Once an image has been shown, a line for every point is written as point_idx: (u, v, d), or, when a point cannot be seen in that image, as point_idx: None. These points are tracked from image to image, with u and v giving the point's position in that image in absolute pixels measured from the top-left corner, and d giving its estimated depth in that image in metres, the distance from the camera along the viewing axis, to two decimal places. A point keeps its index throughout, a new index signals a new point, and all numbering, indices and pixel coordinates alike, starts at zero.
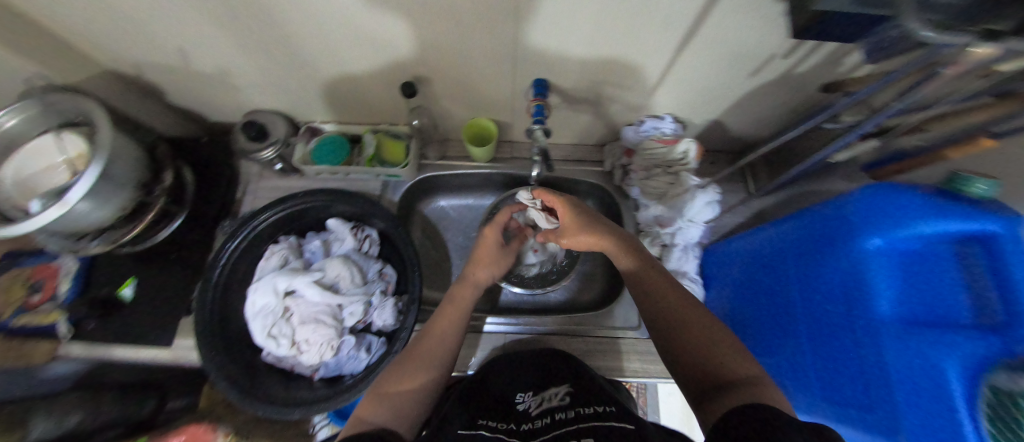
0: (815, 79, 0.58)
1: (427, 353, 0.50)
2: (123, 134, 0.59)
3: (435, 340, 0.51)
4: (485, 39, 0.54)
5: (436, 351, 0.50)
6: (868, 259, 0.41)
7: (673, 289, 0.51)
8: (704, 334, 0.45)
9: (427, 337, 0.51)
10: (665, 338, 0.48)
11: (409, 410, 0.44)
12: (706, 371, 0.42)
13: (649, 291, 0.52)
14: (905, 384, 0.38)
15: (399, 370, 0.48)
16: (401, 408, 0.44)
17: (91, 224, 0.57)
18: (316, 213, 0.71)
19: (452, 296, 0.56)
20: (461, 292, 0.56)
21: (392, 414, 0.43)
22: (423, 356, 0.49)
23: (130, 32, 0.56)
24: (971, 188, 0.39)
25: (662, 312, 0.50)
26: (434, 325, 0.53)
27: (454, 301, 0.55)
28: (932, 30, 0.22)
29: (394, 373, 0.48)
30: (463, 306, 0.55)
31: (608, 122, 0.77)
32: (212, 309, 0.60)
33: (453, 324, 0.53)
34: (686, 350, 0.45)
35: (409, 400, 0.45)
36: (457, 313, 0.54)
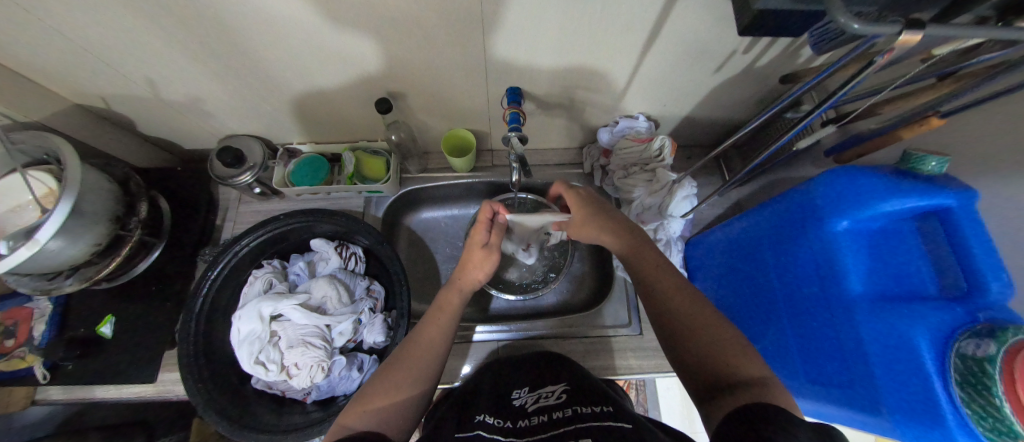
0: (774, 71, 0.60)
1: (412, 358, 0.49)
2: (93, 169, 0.58)
3: (419, 351, 0.50)
4: (455, 52, 0.55)
5: (423, 357, 0.50)
6: (838, 240, 0.43)
7: (674, 285, 0.49)
8: (713, 332, 0.43)
9: (412, 346, 0.51)
10: (670, 337, 0.46)
11: (396, 419, 0.44)
12: (715, 371, 0.40)
13: (656, 292, 0.50)
14: (881, 358, 0.39)
15: (387, 378, 0.47)
16: (388, 417, 0.43)
17: (63, 261, 0.56)
18: (299, 234, 0.71)
19: (439, 303, 0.56)
20: (448, 298, 0.56)
21: (379, 421, 0.42)
22: (407, 362, 0.49)
23: (95, 65, 0.55)
24: (926, 166, 0.39)
25: (668, 312, 0.48)
26: (421, 334, 0.52)
27: (441, 306, 0.55)
28: (858, 22, 0.23)
29: (379, 384, 0.46)
30: (451, 314, 0.55)
31: (584, 124, 0.78)
32: (196, 340, 0.59)
33: (442, 332, 0.53)
34: (691, 349, 0.43)
35: (393, 409, 0.44)
36: (446, 319, 0.54)
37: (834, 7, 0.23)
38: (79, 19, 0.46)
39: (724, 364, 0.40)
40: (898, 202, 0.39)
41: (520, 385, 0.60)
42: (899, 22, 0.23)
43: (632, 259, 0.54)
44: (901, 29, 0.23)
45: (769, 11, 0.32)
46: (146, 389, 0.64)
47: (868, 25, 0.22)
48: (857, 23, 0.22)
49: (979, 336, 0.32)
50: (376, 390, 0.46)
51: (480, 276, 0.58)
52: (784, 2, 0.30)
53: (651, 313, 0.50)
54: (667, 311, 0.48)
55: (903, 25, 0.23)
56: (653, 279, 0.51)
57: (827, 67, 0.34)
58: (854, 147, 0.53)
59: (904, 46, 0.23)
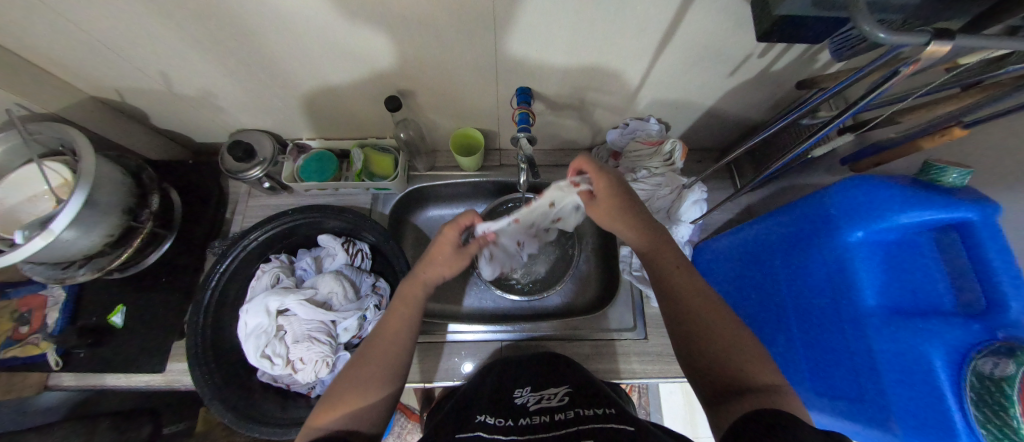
0: (790, 76, 0.59)
1: (377, 352, 0.49)
2: (106, 161, 0.59)
3: (384, 345, 0.50)
4: (465, 51, 0.55)
5: (388, 351, 0.49)
6: (852, 251, 0.42)
7: (695, 288, 0.48)
8: (727, 334, 0.43)
9: (377, 341, 0.50)
10: (682, 336, 0.46)
11: (369, 413, 0.45)
12: (727, 372, 0.40)
13: (677, 289, 0.49)
14: (894, 373, 0.38)
15: (354, 373, 0.47)
16: (361, 412, 0.44)
17: (77, 250, 0.57)
18: (307, 230, 0.71)
19: (402, 294, 0.55)
20: (411, 291, 0.55)
21: (349, 418, 0.43)
22: (373, 357, 0.49)
23: (111, 58, 0.56)
24: (946, 177, 0.38)
25: (685, 312, 0.47)
26: (384, 327, 0.52)
27: (404, 299, 0.54)
28: (885, 31, 0.22)
29: (349, 379, 0.46)
30: (413, 306, 0.54)
31: (593, 126, 0.78)
32: (204, 332, 0.60)
33: (405, 325, 0.52)
34: (704, 349, 0.43)
35: (363, 406, 0.45)
36: (409, 311, 0.53)
37: (858, 16, 0.22)
38: (96, 12, 0.47)
39: (739, 368, 0.40)
40: (915, 214, 0.39)
41: (521, 385, 0.60)
42: (927, 32, 0.22)
43: (653, 257, 0.52)
44: (929, 39, 0.22)
45: (789, 17, 0.32)
46: (155, 378, 0.65)
47: (893, 36, 0.22)
48: (883, 33, 0.22)
49: (996, 354, 0.31)
50: (346, 387, 0.45)
51: (448, 272, 0.57)
52: (806, 8, 0.30)
53: (668, 310, 0.49)
54: (684, 312, 0.47)
55: (931, 35, 0.22)
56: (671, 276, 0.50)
57: (848, 76, 0.33)
58: (873, 155, 0.51)
59: (931, 57, 0.23)
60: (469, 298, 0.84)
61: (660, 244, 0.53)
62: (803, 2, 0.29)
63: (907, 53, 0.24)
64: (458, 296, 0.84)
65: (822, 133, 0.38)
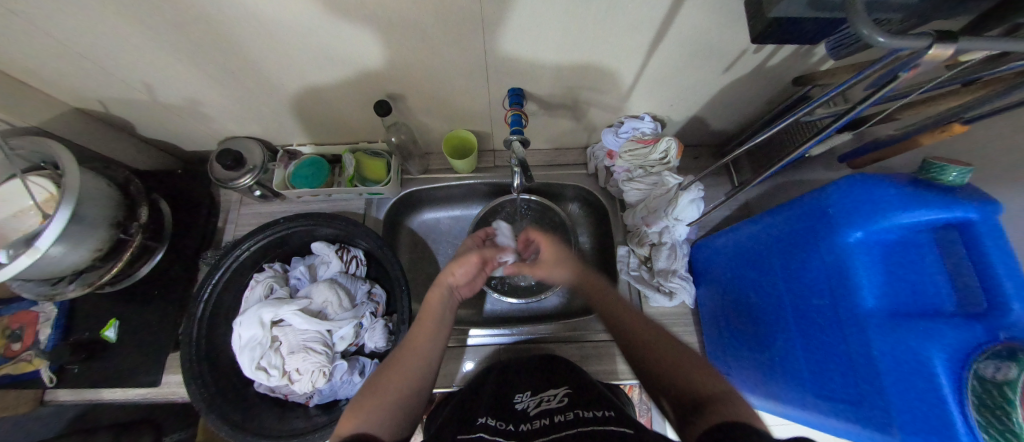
0: (786, 70, 0.57)
1: (405, 363, 0.49)
2: (93, 174, 0.58)
3: (409, 355, 0.50)
4: (455, 52, 0.54)
5: (415, 366, 0.49)
6: (851, 252, 0.41)
7: (638, 318, 0.52)
8: (678, 357, 0.45)
9: (404, 351, 0.50)
10: (638, 361, 0.47)
11: (391, 423, 0.43)
12: (682, 389, 0.41)
13: (621, 320, 0.53)
14: (893, 376, 0.37)
15: (379, 383, 0.47)
16: (383, 422, 0.43)
17: (65, 266, 0.56)
18: (300, 238, 0.70)
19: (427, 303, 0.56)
20: (435, 296, 0.57)
21: (371, 425, 0.42)
22: (399, 367, 0.49)
23: (91, 68, 0.54)
24: (946, 176, 0.38)
25: (636, 340, 0.49)
26: (415, 338, 0.52)
27: (432, 310, 0.55)
28: (884, 34, 0.21)
29: (371, 387, 0.46)
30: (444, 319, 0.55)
31: (588, 125, 0.76)
32: (199, 345, 0.59)
33: (433, 337, 0.52)
34: (657, 369, 0.45)
35: (384, 415, 0.44)
36: (435, 321, 0.54)
37: (856, 19, 0.21)
38: (71, 21, 0.45)
39: (690, 383, 0.41)
40: (914, 215, 0.38)
41: (522, 389, 0.59)
42: (930, 35, 0.21)
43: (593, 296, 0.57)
44: (932, 42, 0.21)
45: (783, 19, 0.31)
46: (151, 392, 0.64)
47: (893, 40, 0.21)
48: (883, 36, 0.21)
49: (999, 357, 0.31)
50: (368, 395, 0.45)
51: (461, 274, 0.59)
52: (800, 10, 0.29)
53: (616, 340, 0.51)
54: (632, 340, 0.49)
55: (934, 38, 0.21)
56: (606, 312, 0.55)
57: (847, 78, 0.32)
58: (871, 152, 0.51)
59: (934, 60, 0.22)
60: (467, 301, 0.83)
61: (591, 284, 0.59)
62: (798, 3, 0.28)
63: (907, 56, 0.24)
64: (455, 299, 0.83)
65: (821, 135, 0.38)
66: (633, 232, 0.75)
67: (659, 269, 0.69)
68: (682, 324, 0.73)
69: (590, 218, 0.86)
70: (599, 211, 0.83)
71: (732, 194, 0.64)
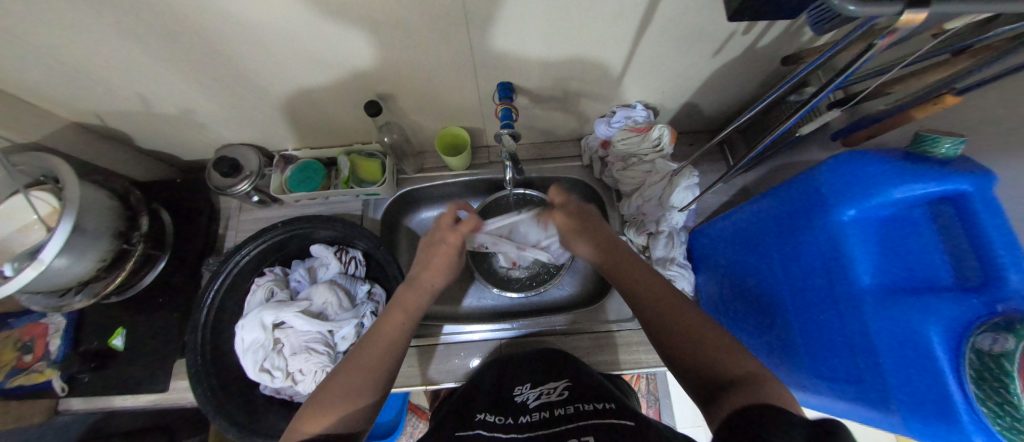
0: (775, 51, 0.57)
1: (368, 358, 0.49)
2: (94, 187, 0.59)
3: (377, 351, 0.50)
4: (442, 50, 0.54)
5: (375, 363, 0.49)
6: (845, 230, 0.41)
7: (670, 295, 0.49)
8: (708, 333, 0.43)
9: (370, 347, 0.50)
10: (665, 341, 0.46)
11: (354, 420, 0.45)
12: (708, 367, 0.40)
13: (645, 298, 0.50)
14: (892, 353, 0.37)
15: (346, 380, 0.47)
16: (346, 418, 0.45)
17: (69, 277, 0.57)
18: (299, 241, 0.71)
19: (397, 301, 0.55)
20: (408, 298, 0.56)
21: (336, 423, 0.44)
22: (363, 364, 0.48)
23: (84, 82, 0.55)
24: (939, 148, 0.38)
25: (660, 321, 0.47)
26: (379, 334, 0.51)
27: (402, 306, 0.55)
28: (855, 2, 0.21)
29: (337, 382, 0.47)
30: (412, 314, 0.55)
31: (581, 116, 0.76)
32: (204, 350, 0.60)
33: (400, 331, 0.53)
34: (682, 346, 0.43)
35: (350, 413, 0.45)
36: (405, 319, 0.54)
37: None
38: (61, 34, 0.46)
39: (718, 362, 0.39)
40: (908, 189, 0.38)
41: (521, 382, 0.60)
42: (901, 1, 0.21)
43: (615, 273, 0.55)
44: (902, 8, 0.21)
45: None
46: (160, 397, 0.66)
47: (864, 7, 0.21)
48: (852, 4, 0.21)
49: (995, 329, 0.30)
50: (335, 394, 0.45)
51: (437, 281, 0.58)
52: None
53: (642, 323, 0.49)
54: (659, 320, 0.47)
55: (904, 3, 0.21)
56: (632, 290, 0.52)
57: (833, 44, 0.31)
58: (863, 129, 0.50)
59: (908, 26, 0.21)
60: (467, 297, 0.83)
61: (619, 256, 0.56)
62: None
63: (883, 23, 0.23)
64: (456, 296, 0.84)
65: (812, 106, 0.36)
66: (630, 222, 0.74)
67: (658, 257, 0.69)
68: None
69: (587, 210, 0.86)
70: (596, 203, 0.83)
71: (725, 177, 0.63)
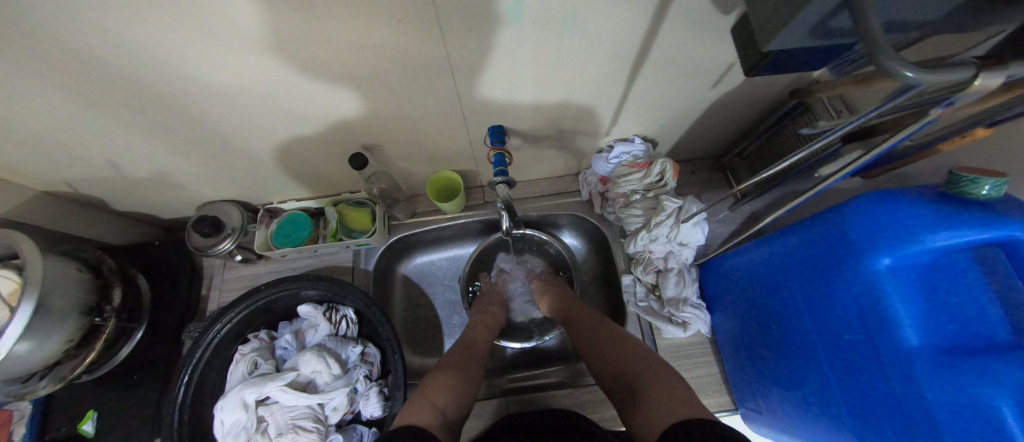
0: (775, 80, 0.55)
1: (469, 352, 0.57)
2: (62, 259, 0.56)
3: (475, 347, 0.59)
4: (427, 98, 0.51)
5: (477, 352, 0.58)
6: (881, 281, 0.37)
7: (592, 320, 0.60)
8: (615, 347, 0.53)
9: (467, 345, 0.59)
10: (602, 375, 0.52)
11: (466, 399, 0.49)
12: (627, 390, 0.47)
13: (583, 326, 0.60)
14: (954, 424, 0.33)
15: (458, 363, 0.53)
16: (460, 394, 0.49)
17: (33, 364, 0.52)
18: (286, 302, 0.66)
19: (479, 320, 0.66)
20: (485, 318, 0.67)
21: (454, 398, 0.48)
22: (470, 356, 0.56)
23: (50, 151, 0.52)
24: (979, 189, 0.35)
25: (591, 344, 0.56)
26: (477, 342, 0.61)
27: (485, 321, 0.66)
28: (915, 69, 0.18)
29: (448, 366, 0.53)
30: (484, 333, 0.64)
31: (577, 152, 0.73)
32: (182, 434, 0.55)
33: (483, 340, 0.62)
34: (612, 377, 0.50)
35: (464, 389, 0.50)
36: (487, 331, 0.64)
37: (878, 49, 0.18)
38: (23, 106, 0.44)
39: (632, 383, 0.46)
40: (951, 236, 0.34)
41: None
42: (972, 63, 0.18)
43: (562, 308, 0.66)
44: (975, 71, 0.18)
45: (779, 51, 0.28)
46: None
47: (929, 74, 0.18)
48: (912, 71, 0.17)
49: None
50: (449, 371, 0.51)
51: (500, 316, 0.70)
52: (798, 40, 0.25)
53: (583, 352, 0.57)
54: (599, 359, 0.53)
55: (976, 67, 0.18)
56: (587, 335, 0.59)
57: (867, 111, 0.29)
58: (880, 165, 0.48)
59: (979, 91, 0.19)
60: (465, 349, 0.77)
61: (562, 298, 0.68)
62: (799, 30, 0.24)
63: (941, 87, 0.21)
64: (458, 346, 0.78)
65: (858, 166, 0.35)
66: (636, 259, 0.69)
67: (670, 298, 0.64)
68: (701, 354, 0.67)
69: (590, 246, 0.82)
70: (599, 238, 0.79)
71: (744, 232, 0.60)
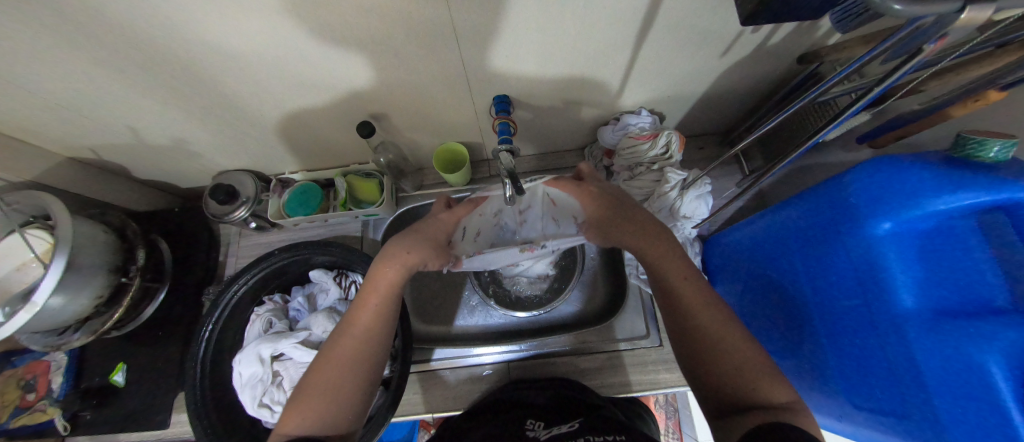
0: (789, 48, 0.53)
1: (345, 350, 0.45)
2: (88, 221, 0.59)
3: (351, 343, 0.45)
4: (434, 66, 0.51)
5: (356, 347, 0.45)
6: (880, 245, 0.37)
7: (694, 293, 0.43)
8: (728, 341, 0.39)
9: (342, 337, 0.46)
10: (692, 363, 0.41)
11: (341, 416, 0.43)
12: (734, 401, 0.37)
13: (677, 294, 0.44)
14: (940, 383, 0.33)
15: (322, 375, 0.43)
16: (328, 416, 0.42)
17: (68, 316, 0.56)
18: (298, 267, 0.69)
19: (370, 281, 0.48)
20: (379, 274, 0.48)
21: (317, 422, 0.41)
22: (344, 358, 0.45)
23: (72, 117, 0.55)
24: (985, 152, 0.34)
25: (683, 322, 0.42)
26: (352, 323, 0.46)
27: (374, 287, 0.48)
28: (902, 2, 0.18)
29: (317, 376, 0.43)
30: (384, 297, 0.48)
31: (583, 125, 0.73)
32: (205, 384, 0.59)
33: (374, 320, 0.47)
34: (711, 377, 0.39)
35: (334, 407, 0.42)
36: (379, 302, 0.47)
37: None
38: (45, 70, 0.45)
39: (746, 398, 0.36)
40: (952, 199, 0.34)
41: (534, 415, 0.53)
42: None
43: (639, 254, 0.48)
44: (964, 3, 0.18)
45: None
46: (162, 432, 0.64)
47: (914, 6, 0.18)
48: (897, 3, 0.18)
49: None
50: (311, 391, 0.43)
51: (413, 257, 0.49)
52: None
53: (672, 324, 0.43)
54: (694, 347, 0.41)
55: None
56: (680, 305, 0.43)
57: (852, 60, 0.30)
58: (891, 130, 0.47)
59: (970, 25, 0.19)
60: (445, 316, 0.79)
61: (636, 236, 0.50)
62: None
63: (934, 25, 0.21)
64: (443, 315, 0.79)
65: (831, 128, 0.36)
66: None
67: None
68: None
69: None
70: None
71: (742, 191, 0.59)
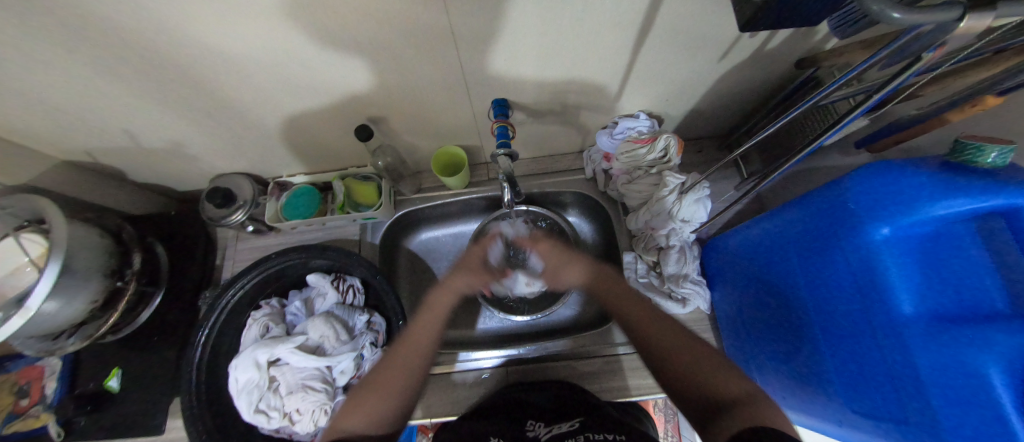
0: (787, 52, 0.53)
1: (404, 358, 0.48)
2: (84, 225, 0.59)
3: (407, 353, 0.49)
4: (432, 69, 0.51)
5: (414, 353, 0.49)
6: (879, 249, 0.37)
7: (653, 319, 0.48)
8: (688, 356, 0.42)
9: (401, 347, 0.50)
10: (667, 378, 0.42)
11: (385, 416, 0.44)
12: (706, 403, 0.37)
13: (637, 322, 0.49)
14: (939, 388, 0.33)
15: (376, 379, 0.47)
16: (380, 416, 0.44)
17: (62, 321, 0.56)
18: (295, 271, 0.69)
19: (429, 303, 0.55)
20: (438, 298, 0.56)
21: (370, 421, 0.43)
22: (399, 362, 0.48)
23: (67, 120, 0.54)
24: (984, 158, 0.34)
25: (648, 342, 0.46)
26: (410, 335, 0.51)
27: (432, 306, 0.54)
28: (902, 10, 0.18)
29: (373, 381, 0.47)
30: (440, 314, 0.54)
31: (582, 128, 0.73)
32: (200, 389, 0.58)
33: (429, 336, 0.51)
34: (684, 386, 0.40)
35: (385, 408, 0.45)
36: (432, 318, 0.53)
37: None
38: (39, 73, 0.45)
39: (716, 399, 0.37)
40: (949, 205, 0.35)
41: (534, 416, 0.53)
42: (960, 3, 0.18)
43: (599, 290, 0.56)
44: (963, 12, 0.18)
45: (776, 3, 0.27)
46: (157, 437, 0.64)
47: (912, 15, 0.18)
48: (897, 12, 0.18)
49: None
50: (369, 391, 0.46)
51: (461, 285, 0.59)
52: None
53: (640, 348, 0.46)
54: (664, 363, 0.43)
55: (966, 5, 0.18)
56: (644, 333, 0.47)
57: (857, 64, 0.29)
58: (889, 135, 0.47)
59: (968, 33, 0.19)
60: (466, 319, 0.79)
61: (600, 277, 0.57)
62: None
63: (933, 33, 0.21)
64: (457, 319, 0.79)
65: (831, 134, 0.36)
66: (638, 236, 0.70)
67: (670, 275, 0.65)
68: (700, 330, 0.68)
69: (593, 224, 0.82)
70: (603, 216, 0.79)
71: (741, 196, 0.58)
